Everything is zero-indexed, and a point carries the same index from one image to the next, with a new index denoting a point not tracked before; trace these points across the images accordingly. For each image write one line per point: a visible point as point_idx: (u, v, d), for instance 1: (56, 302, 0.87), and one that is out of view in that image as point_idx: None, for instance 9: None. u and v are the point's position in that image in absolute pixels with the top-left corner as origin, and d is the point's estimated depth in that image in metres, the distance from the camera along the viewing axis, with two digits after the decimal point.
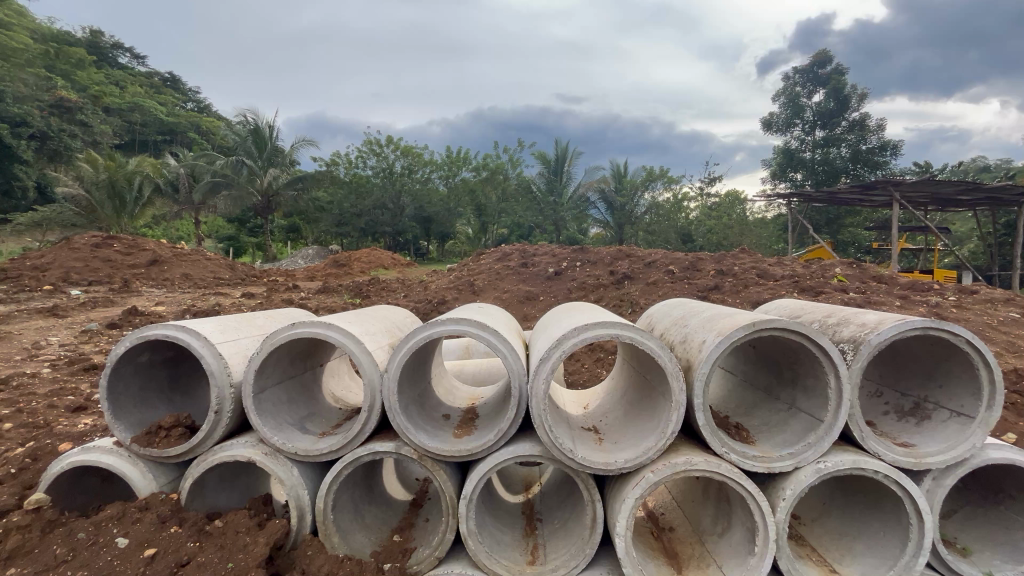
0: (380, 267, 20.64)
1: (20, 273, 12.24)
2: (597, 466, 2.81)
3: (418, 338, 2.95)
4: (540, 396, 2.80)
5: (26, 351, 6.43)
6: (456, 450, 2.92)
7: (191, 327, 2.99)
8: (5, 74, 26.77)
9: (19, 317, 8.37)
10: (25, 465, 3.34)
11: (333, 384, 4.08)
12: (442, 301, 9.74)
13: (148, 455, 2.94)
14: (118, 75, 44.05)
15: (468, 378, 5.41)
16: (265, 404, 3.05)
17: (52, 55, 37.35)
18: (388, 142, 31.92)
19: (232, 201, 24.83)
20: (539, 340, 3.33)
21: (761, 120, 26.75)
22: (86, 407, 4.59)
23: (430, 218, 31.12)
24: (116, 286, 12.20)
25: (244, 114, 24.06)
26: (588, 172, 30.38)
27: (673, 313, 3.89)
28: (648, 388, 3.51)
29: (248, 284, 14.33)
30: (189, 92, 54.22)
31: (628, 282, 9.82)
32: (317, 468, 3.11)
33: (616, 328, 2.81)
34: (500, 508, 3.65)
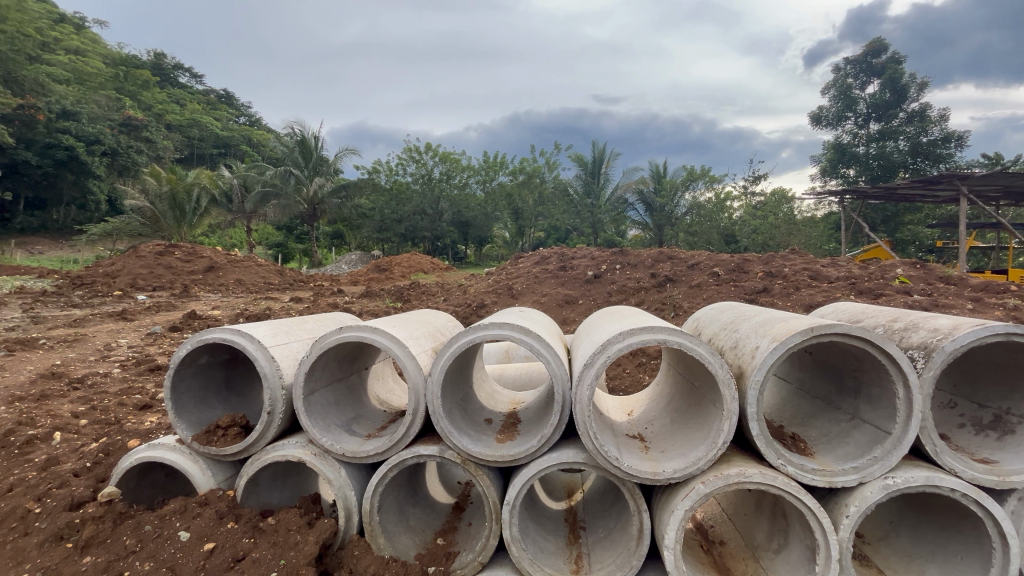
0: (420, 271, 21.05)
1: (94, 279, 13.26)
2: (644, 476, 2.73)
3: (461, 342, 2.95)
4: (585, 402, 2.74)
5: (99, 352, 6.94)
6: (498, 456, 2.90)
7: (246, 331, 3.12)
8: (81, 98, 29.26)
9: (93, 320, 9.06)
10: (99, 458, 3.57)
11: (378, 386, 4.16)
12: (481, 304, 9.79)
13: (207, 453, 3.08)
14: (179, 94, 47.12)
15: (509, 382, 5.39)
16: (315, 406, 3.14)
17: (122, 78, 40.48)
18: (427, 149, 32.63)
19: (281, 209, 26.02)
20: (582, 345, 3.28)
21: (809, 115, 25.53)
22: (152, 405, 4.88)
23: (468, 223, 31.65)
24: (177, 292, 12.98)
25: (291, 127, 25.04)
26: (626, 173, 29.90)
27: (722, 317, 3.73)
28: (696, 396, 3.38)
29: (296, 289, 14.94)
30: (242, 107, 57.36)
31: (670, 285, 9.57)
32: (363, 469, 3.17)
33: (663, 333, 2.72)
34: (543, 514, 3.60)
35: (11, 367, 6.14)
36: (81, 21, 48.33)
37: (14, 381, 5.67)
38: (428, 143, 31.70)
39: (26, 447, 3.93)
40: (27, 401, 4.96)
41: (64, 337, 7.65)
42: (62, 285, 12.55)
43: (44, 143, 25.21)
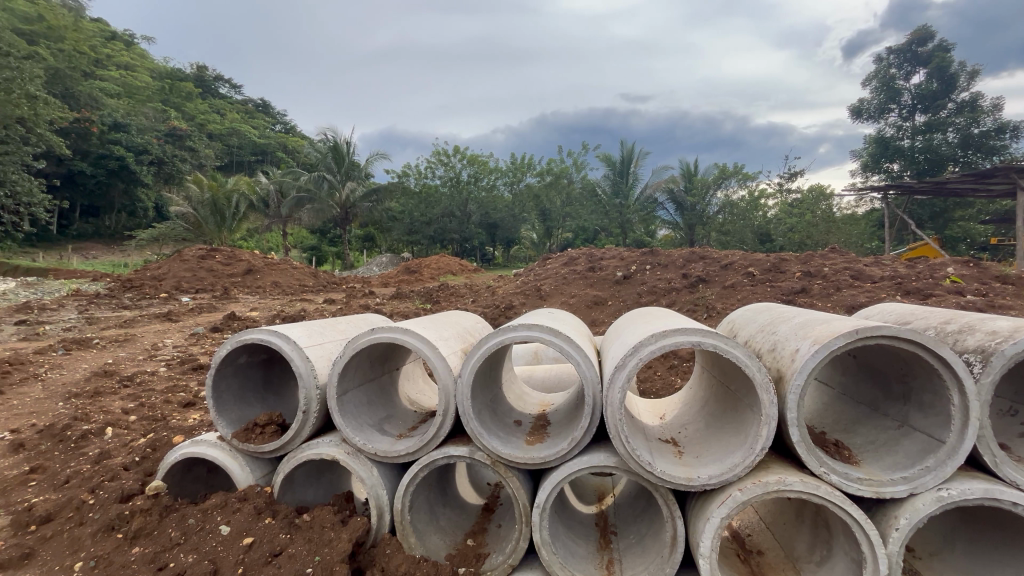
0: (449, 273, 21.29)
1: (142, 282, 13.97)
2: (677, 482, 2.67)
3: (490, 343, 2.95)
4: (616, 404, 2.70)
5: (147, 351, 7.30)
6: (528, 458, 2.89)
7: (282, 332, 3.21)
8: (131, 111, 30.96)
9: (142, 321, 9.53)
10: (147, 453, 3.74)
11: (409, 387, 4.22)
12: (510, 306, 9.80)
13: (246, 450, 3.18)
14: (220, 104, 49.23)
15: (538, 384, 5.37)
16: (348, 405, 3.20)
17: (168, 90, 42.61)
18: (455, 152, 32.93)
19: (315, 213, 26.75)
20: (612, 347, 3.23)
21: (848, 107, 24.45)
22: (195, 402, 5.08)
23: (496, 224, 31.90)
24: (218, 293, 13.52)
25: (324, 133, 25.70)
26: (655, 172, 29.46)
27: (758, 319, 3.61)
28: (732, 400, 3.28)
29: (329, 291, 15.32)
30: (278, 115, 59.29)
31: (703, 286, 9.36)
32: (395, 468, 3.21)
33: (697, 334, 2.65)
34: (573, 518, 3.56)
35: (68, 365, 6.51)
36: (131, 38, 51.08)
37: (70, 378, 6.02)
38: (456, 146, 32.02)
39: (82, 441, 4.17)
40: (81, 398, 5.26)
41: (115, 337, 8.07)
42: (113, 287, 13.28)
43: (98, 154, 26.77)
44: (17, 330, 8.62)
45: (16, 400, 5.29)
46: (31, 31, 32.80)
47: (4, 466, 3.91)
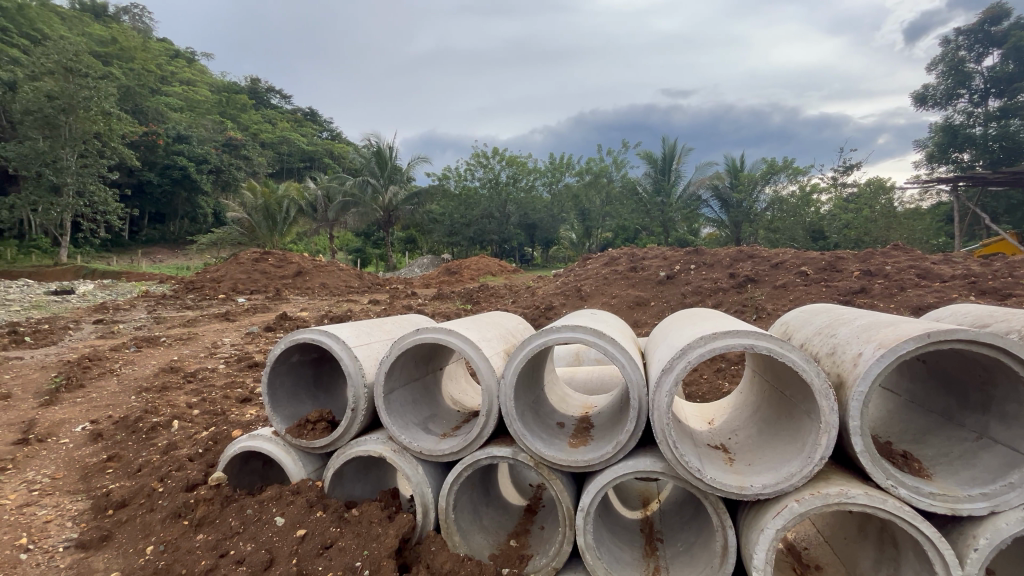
0: (489, 274, 21.47)
1: (203, 284, 14.87)
2: (729, 490, 2.57)
3: (533, 344, 2.94)
4: (663, 409, 2.63)
5: (208, 349, 7.75)
6: (572, 460, 2.86)
7: (332, 332, 3.32)
8: (192, 124, 33.09)
9: (203, 321, 10.14)
10: (209, 445, 3.96)
11: (452, 387, 4.27)
12: (550, 307, 9.76)
13: (299, 445, 3.31)
14: (272, 114, 51.80)
15: (580, 386, 5.31)
16: (394, 404, 3.27)
17: (226, 103, 45.31)
18: (494, 153, 33.25)
19: (360, 216, 27.58)
20: (658, 350, 3.16)
21: (911, 94, 22.80)
22: (251, 398, 5.34)
23: (535, 225, 31.92)
24: (271, 295, 14.20)
25: (368, 139, 26.40)
26: (699, 169, 28.63)
27: (815, 321, 3.42)
28: (786, 406, 3.12)
29: (373, 292, 15.81)
30: (324, 123, 61.64)
31: (751, 286, 8.99)
32: (439, 467, 3.26)
33: (749, 337, 2.54)
34: (618, 523, 3.50)
35: (139, 362, 7.02)
36: (191, 55, 54.49)
37: (140, 373, 6.47)
38: (496, 147, 32.34)
39: (151, 433, 4.47)
40: (151, 392, 5.65)
41: (179, 336, 8.61)
42: (178, 289, 14.21)
43: (164, 164, 28.75)
44: (95, 329, 9.35)
45: (95, 393, 5.74)
46: (106, 53, 35.64)
47: (85, 454, 4.25)
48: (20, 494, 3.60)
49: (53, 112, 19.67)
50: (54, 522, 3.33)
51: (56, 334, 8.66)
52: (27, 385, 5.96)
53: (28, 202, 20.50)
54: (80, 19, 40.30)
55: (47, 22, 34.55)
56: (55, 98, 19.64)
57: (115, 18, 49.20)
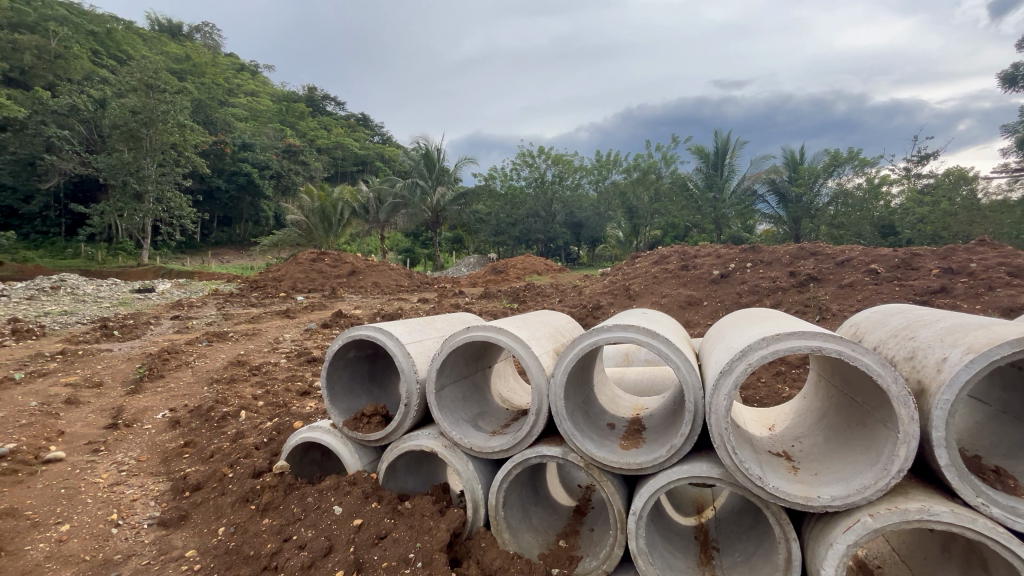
0: (535, 272, 21.48)
1: (266, 283, 15.79)
2: (793, 500, 2.44)
3: (583, 343, 2.90)
4: (721, 413, 2.52)
5: (270, 344, 8.22)
6: (624, 463, 2.80)
7: (386, 329, 3.43)
8: (256, 132, 35.21)
9: (266, 318, 10.75)
10: (273, 435, 4.17)
11: (501, 385, 4.29)
12: (597, 306, 9.61)
13: (355, 437, 3.44)
14: (327, 120, 54.15)
15: (630, 387, 5.19)
16: (445, 401, 3.32)
17: (286, 112, 47.91)
18: (540, 152, 33.28)
19: (409, 217, 28.33)
20: (715, 350, 3.03)
21: (999, 75, 20.62)
22: (310, 392, 5.60)
23: (581, 223, 31.57)
24: (327, 293, 14.87)
25: (417, 141, 27.00)
26: (754, 163, 27.40)
27: (890, 322, 3.17)
28: (858, 414, 2.91)
29: (423, 290, 16.21)
30: (375, 126, 63.67)
31: (814, 285, 8.48)
32: (489, 464, 3.28)
33: (817, 338, 2.39)
34: (670, 529, 3.39)
35: (210, 355, 7.54)
36: (254, 68, 57.92)
37: (212, 366, 6.96)
38: (541, 146, 32.38)
39: (222, 421, 4.80)
40: (221, 384, 6.06)
41: (245, 332, 9.18)
42: (244, 288, 15.17)
43: (231, 171, 30.77)
44: (172, 324, 10.13)
45: (173, 383, 6.22)
46: (181, 71, 38.60)
47: (166, 439, 4.62)
48: (111, 474, 3.96)
49: (136, 126, 21.43)
50: (140, 500, 3.63)
51: (139, 328, 9.46)
52: (115, 374, 6.55)
53: (115, 208, 22.48)
54: (159, 38, 43.76)
55: (131, 44, 37.81)
56: (138, 113, 21.41)
57: (189, 37, 53.14)
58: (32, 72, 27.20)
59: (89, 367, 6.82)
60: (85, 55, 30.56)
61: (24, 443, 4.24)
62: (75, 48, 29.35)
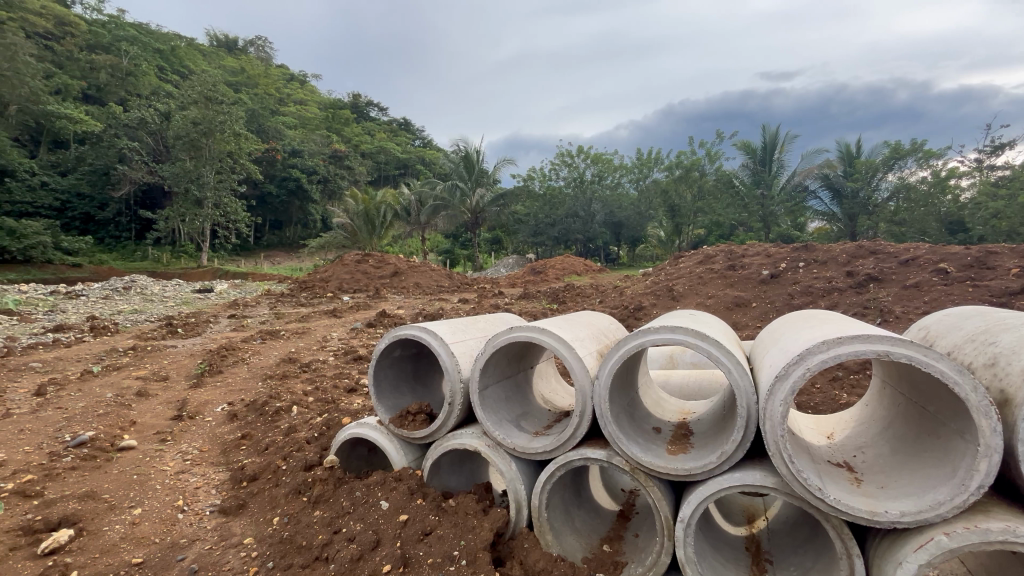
0: (574, 273, 21.32)
1: (314, 284, 16.43)
2: (858, 515, 2.30)
3: (628, 345, 2.84)
4: (777, 420, 2.40)
5: (319, 343, 8.55)
6: (672, 468, 2.72)
7: (431, 328, 3.49)
8: (304, 139, 36.74)
9: (315, 317, 11.20)
10: (323, 430, 4.32)
11: (543, 385, 4.27)
12: (639, 307, 9.43)
13: (400, 435, 3.51)
14: (371, 126, 55.85)
15: (675, 390, 5.05)
16: (488, 400, 3.34)
17: (333, 118, 49.75)
18: (579, 151, 33.13)
19: (449, 219, 28.76)
20: (769, 353, 2.90)
21: None
22: (356, 389, 5.77)
23: (621, 223, 31.02)
24: (371, 293, 15.32)
25: (457, 144, 27.34)
26: (805, 157, 26.19)
27: (966, 325, 2.92)
28: (930, 424, 2.71)
29: (463, 291, 16.42)
30: (417, 130, 65.07)
31: (875, 286, 7.99)
32: (532, 465, 3.27)
33: (885, 342, 2.24)
34: (720, 538, 3.27)
35: (263, 352, 7.92)
36: (304, 78, 60.58)
37: (266, 363, 7.31)
38: (581, 145, 32.28)
39: (276, 416, 5.01)
40: (274, 379, 6.36)
41: (295, 330, 9.59)
42: (294, 288, 15.86)
43: (281, 176, 32.30)
44: (229, 322, 10.71)
45: (231, 378, 6.59)
46: (237, 83, 40.84)
47: (226, 431, 4.89)
48: (176, 462, 4.22)
49: (197, 135, 22.85)
50: (202, 488, 3.86)
51: (200, 326, 10.08)
52: (179, 369, 6.99)
53: (179, 214, 24.03)
54: (217, 53, 46.54)
55: (193, 59, 40.37)
56: (199, 124, 22.81)
57: (244, 50, 56.29)
58: (106, 89, 29.57)
59: (157, 362, 7.32)
60: (152, 71, 32.85)
61: (101, 431, 4.59)
62: (143, 65, 31.64)
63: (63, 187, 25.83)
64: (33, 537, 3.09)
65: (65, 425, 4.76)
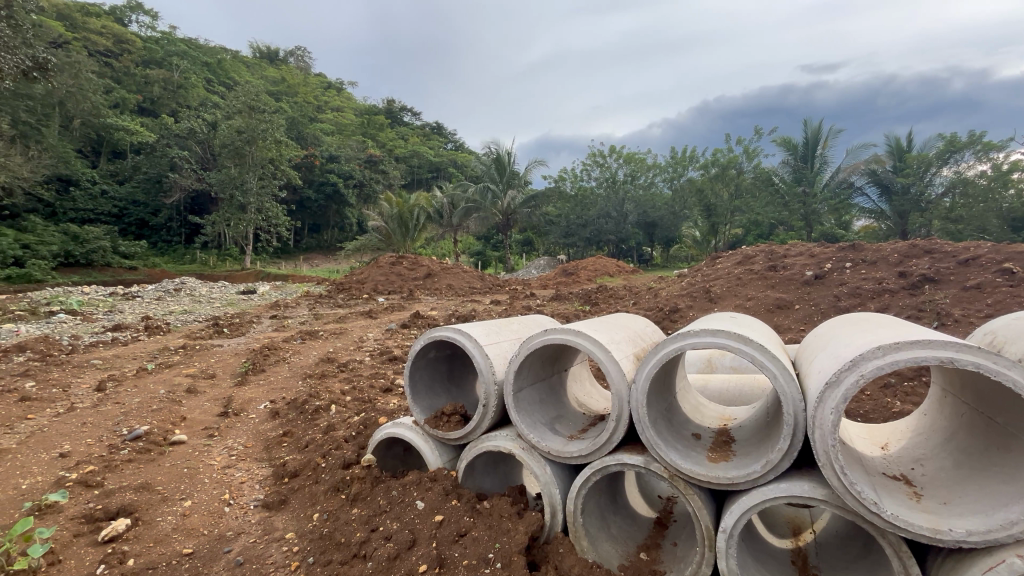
0: (606, 274, 21.06)
1: (350, 286, 16.85)
2: (919, 532, 2.16)
3: (666, 349, 2.76)
4: (828, 428, 2.27)
5: (356, 343, 8.77)
6: (713, 477, 2.63)
7: (466, 330, 3.50)
8: (341, 144, 37.77)
9: (351, 318, 11.48)
10: (360, 429, 4.40)
11: (577, 389, 4.22)
12: (675, 309, 9.22)
13: (435, 435, 3.54)
14: (405, 130, 56.93)
15: (714, 395, 4.90)
16: (523, 403, 3.32)
17: (368, 124, 50.97)
18: (612, 151, 32.75)
19: (481, 221, 28.92)
20: (817, 358, 2.77)
21: None
22: (392, 389, 5.88)
23: (655, 223, 30.39)
24: (405, 295, 15.60)
25: (488, 146, 27.47)
26: (851, 152, 25.03)
27: None
28: (998, 438, 2.52)
29: (495, 292, 16.50)
30: (449, 134, 65.84)
31: (930, 287, 7.52)
32: (567, 469, 3.23)
33: (949, 349, 2.10)
34: (764, 550, 3.15)
35: (304, 352, 8.17)
36: (341, 85, 62.36)
37: (306, 362, 7.54)
38: (613, 145, 31.89)
39: (316, 414, 5.16)
40: (313, 378, 6.55)
41: (333, 330, 9.87)
42: (331, 290, 16.31)
43: (320, 181, 33.37)
44: (272, 323, 11.12)
45: (273, 377, 6.84)
46: (278, 92, 42.45)
47: (269, 428, 5.06)
48: (223, 457, 4.40)
49: (241, 143, 23.86)
50: (247, 483, 4.00)
51: (245, 326, 10.51)
52: (226, 367, 7.32)
53: (224, 219, 25.14)
54: (260, 64, 48.53)
55: (237, 71, 42.23)
56: (243, 132, 23.82)
57: (284, 61, 58.46)
58: (159, 101, 31.27)
59: (205, 360, 7.67)
60: (201, 83, 34.51)
61: (155, 426, 4.84)
62: (192, 78, 33.28)
63: (121, 195, 27.50)
64: (94, 525, 3.28)
65: (123, 419, 5.05)
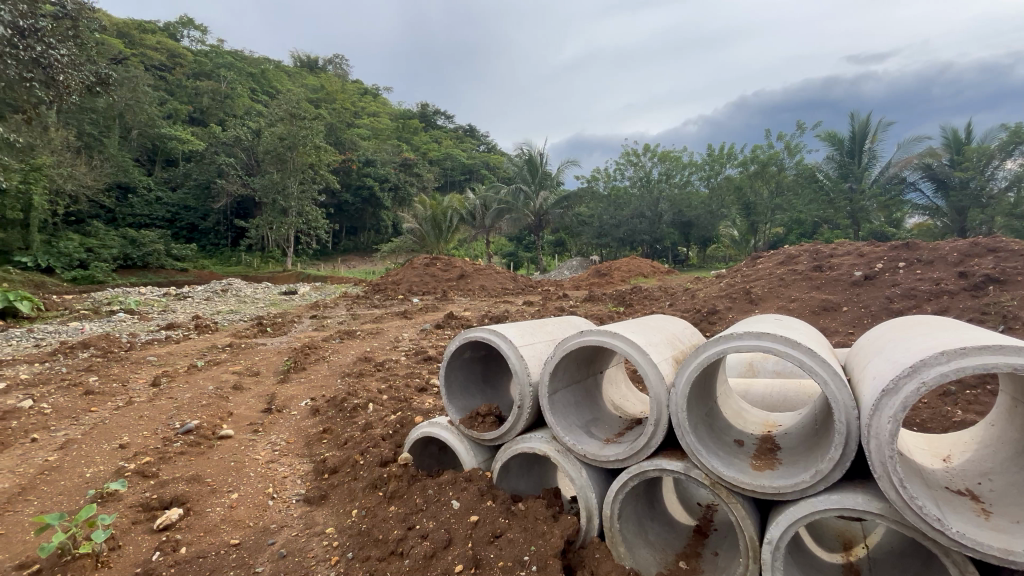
0: (640, 275, 20.71)
1: (386, 287, 17.20)
2: (987, 552, 2.02)
3: (708, 352, 2.66)
4: (886, 437, 2.14)
5: (392, 343, 8.94)
6: (757, 485, 2.53)
7: (501, 331, 3.50)
8: (376, 149, 38.65)
9: (387, 318, 11.71)
10: (396, 429, 4.48)
11: (613, 391, 4.15)
12: (713, 310, 8.96)
13: (470, 435, 3.56)
14: (438, 134, 57.84)
15: (757, 400, 4.72)
16: (558, 404, 3.30)
17: (403, 128, 51.99)
18: (645, 149, 32.08)
19: (512, 222, 28.96)
20: (872, 363, 2.62)
21: None
22: (427, 389, 5.96)
23: (691, 223, 29.64)
24: (439, 295, 15.81)
25: (520, 147, 27.48)
26: (903, 145, 23.69)
27: None
28: None
29: (527, 293, 16.46)
30: (482, 136, 66.33)
31: (994, 288, 7.01)
32: (603, 473, 3.18)
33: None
34: (812, 564, 3.00)
35: (342, 351, 8.39)
36: (377, 91, 63.74)
37: (344, 361, 7.74)
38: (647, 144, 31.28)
39: (354, 412, 5.28)
40: (351, 377, 6.72)
41: (370, 330, 10.10)
42: (368, 291, 16.70)
43: (357, 185, 34.31)
44: (311, 322, 11.48)
45: (314, 375, 7.05)
46: (316, 99, 43.81)
47: (309, 425, 5.22)
48: (267, 452, 4.57)
49: (282, 149, 24.75)
50: (289, 478, 4.13)
51: (286, 326, 10.88)
52: (269, 365, 7.60)
53: (267, 222, 26.19)
54: (300, 73, 50.23)
55: (279, 80, 43.85)
56: (285, 139, 24.71)
57: (323, 69, 60.26)
58: (208, 111, 32.82)
59: (250, 358, 7.99)
60: (246, 93, 36.02)
61: (205, 421, 5.07)
62: (238, 88, 34.79)
63: (173, 201, 29.05)
64: (150, 513, 3.45)
65: (176, 413, 5.32)
